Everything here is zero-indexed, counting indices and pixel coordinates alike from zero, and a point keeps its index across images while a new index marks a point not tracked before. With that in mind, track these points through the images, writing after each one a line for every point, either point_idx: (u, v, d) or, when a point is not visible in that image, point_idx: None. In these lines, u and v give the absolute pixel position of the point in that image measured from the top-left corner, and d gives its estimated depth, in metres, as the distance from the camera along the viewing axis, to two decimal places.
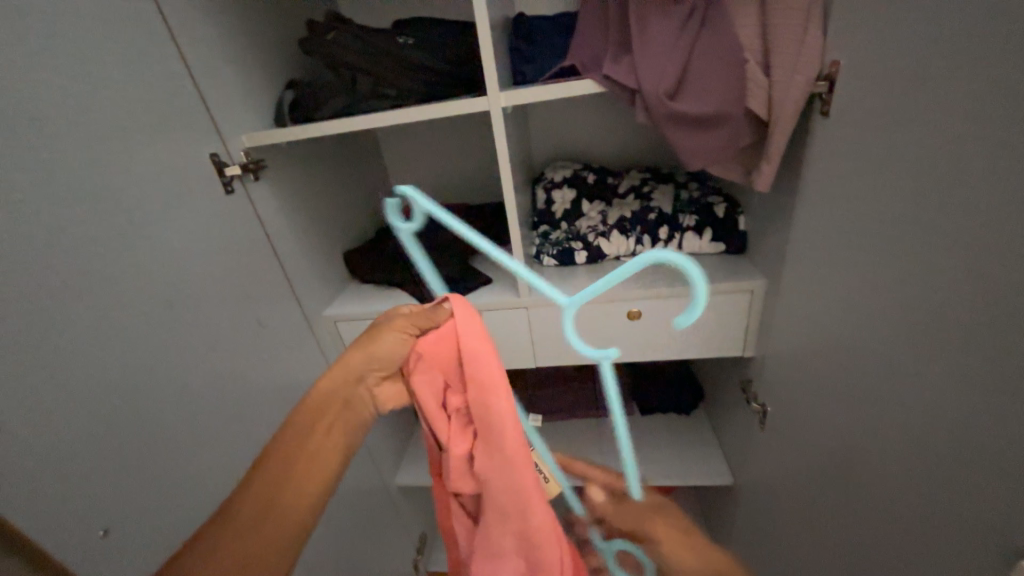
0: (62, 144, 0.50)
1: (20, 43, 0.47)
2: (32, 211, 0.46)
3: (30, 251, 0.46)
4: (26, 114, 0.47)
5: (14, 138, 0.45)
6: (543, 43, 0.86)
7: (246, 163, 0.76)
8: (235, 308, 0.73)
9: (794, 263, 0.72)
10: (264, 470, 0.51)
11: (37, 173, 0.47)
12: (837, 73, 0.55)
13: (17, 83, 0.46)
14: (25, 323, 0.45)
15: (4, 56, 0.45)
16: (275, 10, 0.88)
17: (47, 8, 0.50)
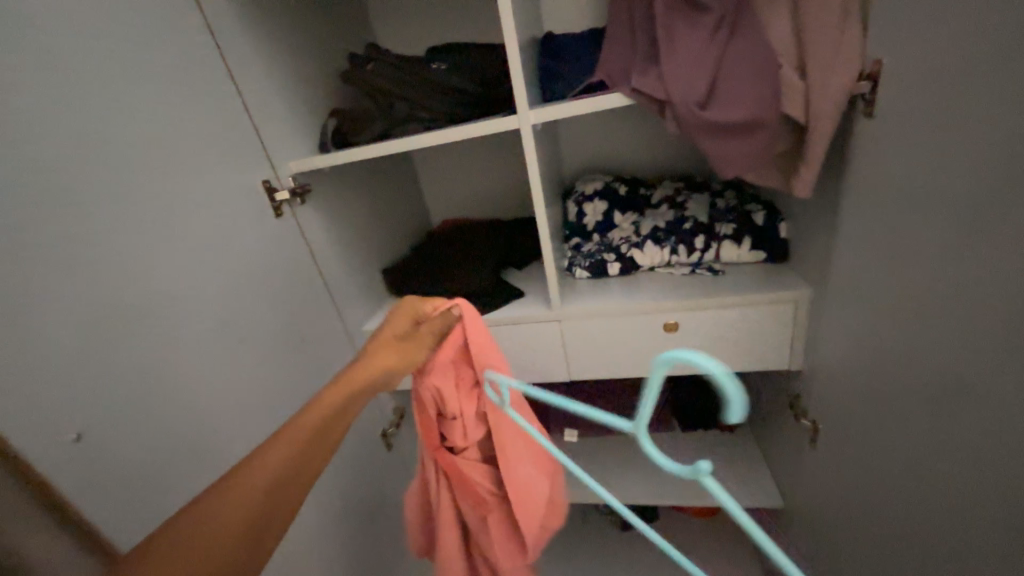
0: (137, 178, 0.56)
1: (104, 94, 0.53)
2: (110, 239, 0.52)
3: (108, 275, 0.51)
4: (107, 154, 0.53)
5: (97, 176, 0.52)
6: (571, 60, 0.88)
7: (294, 188, 0.82)
8: (282, 323, 0.77)
9: (841, 271, 0.68)
10: (282, 443, 0.46)
11: (115, 206, 0.53)
12: (879, 72, 0.53)
13: (100, 128, 0.53)
14: (103, 339, 0.50)
15: (91, 106, 0.52)
16: (320, 46, 0.95)
17: (126, 62, 0.57)
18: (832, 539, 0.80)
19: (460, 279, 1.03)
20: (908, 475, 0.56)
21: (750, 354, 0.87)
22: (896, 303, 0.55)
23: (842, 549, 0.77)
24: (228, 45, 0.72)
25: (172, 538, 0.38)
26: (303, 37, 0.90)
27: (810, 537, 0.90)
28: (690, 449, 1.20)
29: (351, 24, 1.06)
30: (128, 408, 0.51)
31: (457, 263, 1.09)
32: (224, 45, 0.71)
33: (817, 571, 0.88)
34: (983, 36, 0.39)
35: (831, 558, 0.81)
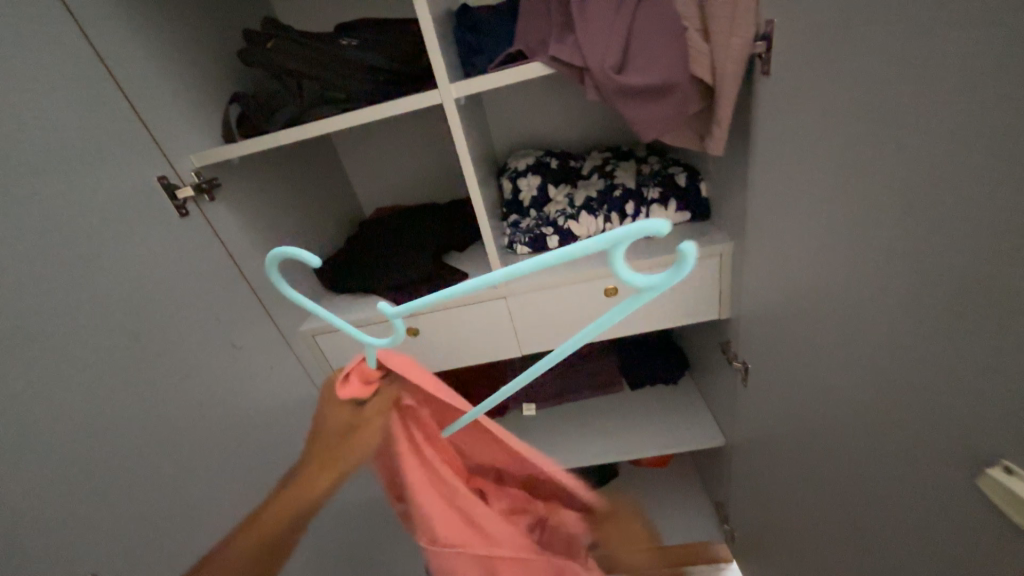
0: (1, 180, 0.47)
1: None
2: None
3: None
4: None
5: None
6: (489, 32, 0.86)
7: (199, 184, 0.74)
8: (206, 333, 0.71)
9: (756, 222, 0.74)
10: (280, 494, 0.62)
11: None
12: (772, 33, 0.56)
13: None
14: None
15: None
16: (210, 23, 0.85)
17: None
18: (767, 465, 0.89)
19: (402, 267, 1.00)
20: (824, 395, 0.63)
21: (686, 308, 0.93)
22: (803, 245, 0.61)
23: (775, 472, 0.86)
24: (92, 18, 0.62)
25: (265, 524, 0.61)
26: (187, 13, 0.80)
27: (749, 467, 0.99)
28: (640, 405, 1.27)
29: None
30: (26, 450, 0.45)
31: (395, 251, 1.05)
32: (87, 18, 0.61)
33: (757, 495, 0.98)
34: None
35: (767, 481, 0.91)
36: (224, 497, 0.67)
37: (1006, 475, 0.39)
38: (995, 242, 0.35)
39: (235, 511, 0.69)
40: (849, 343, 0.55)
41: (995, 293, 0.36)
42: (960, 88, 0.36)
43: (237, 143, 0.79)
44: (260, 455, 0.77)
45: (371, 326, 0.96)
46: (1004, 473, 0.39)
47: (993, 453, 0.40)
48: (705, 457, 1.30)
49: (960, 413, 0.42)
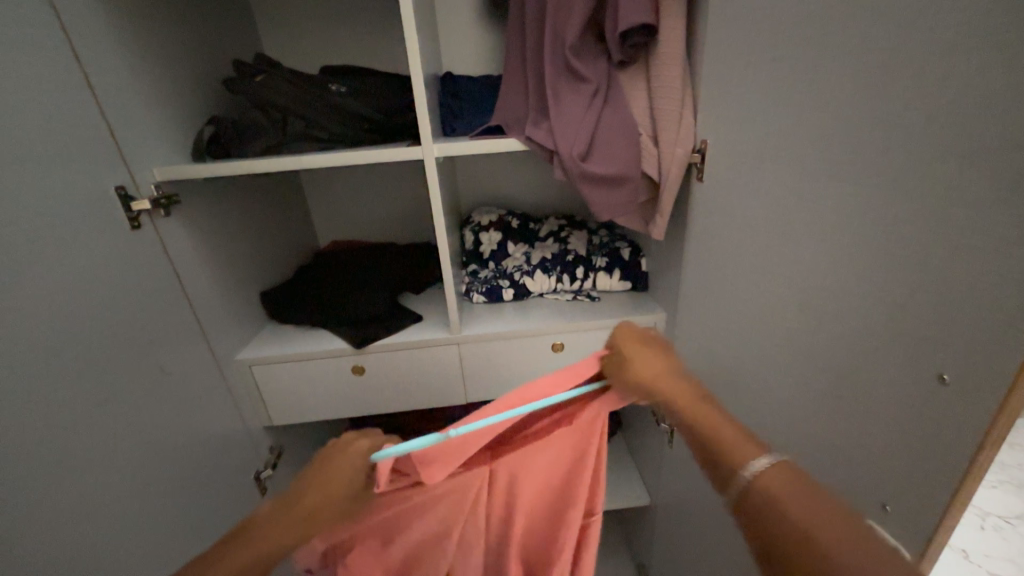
0: None
1: None
2: None
3: None
4: None
5: None
6: (470, 102, 0.96)
7: (157, 198, 0.72)
8: (137, 354, 0.65)
9: (686, 300, 0.85)
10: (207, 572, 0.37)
11: None
12: (706, 149, 0.69)
13: None
14: None
15: None
16: (197, 46, 0.86)
17: None
18: (687, 525, 0.95)
19: (356, 303, 0.99)
20: None
21: None
22: (724, 324, 0.71)
23: (695, 532, 0.92)
24: (80, 25, 0.62)
25: None
26: (176, 34, 0.81)
27: (671, 527, 1.05)
28: None
29: (234, 24, 0.98)
30: None
31: (351, 286, 1.05)
32: (74, 23, 0.61)
33: (677, 555, 1.02)
34: (770, 135, 0.56)
35: (686, 541, 0.96)
36: (130, 541, 0.59)
37: (750, 483, 0.36)
38: (863, 340, 0.46)
39: (140, 559, 0.61)
40: (756, 412, 0.64)
41: (863, 379, 0.46)
42: (836, 222, 0.48)
43: (206, 163, 0.78)
44: (175, 494, 0.69)
45: (315, 360, 0.93)
46: (775, 469, 0.36)
47: (862, 514, 0.48)
48: (630, 517, 1.34)
49: (839, 478, 0.51)
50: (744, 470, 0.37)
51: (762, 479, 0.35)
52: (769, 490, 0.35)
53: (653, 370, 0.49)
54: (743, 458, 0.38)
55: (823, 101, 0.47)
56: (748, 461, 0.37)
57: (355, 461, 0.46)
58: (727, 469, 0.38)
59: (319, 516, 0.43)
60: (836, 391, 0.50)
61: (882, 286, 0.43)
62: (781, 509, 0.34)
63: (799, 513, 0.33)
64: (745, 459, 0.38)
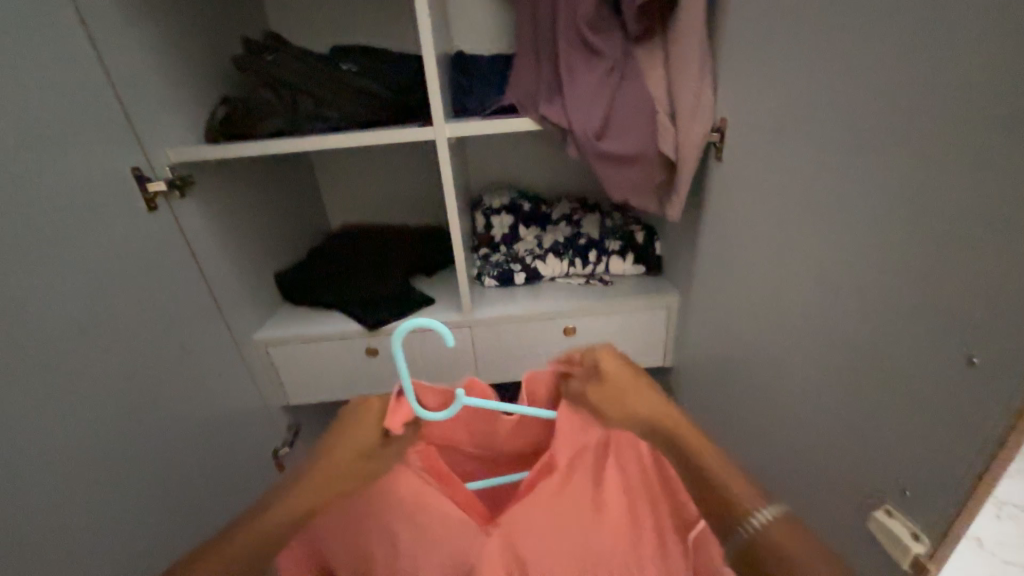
0: None
1: None
2: None
3: None
4: None
5: None
6: (481, 81, 0.94)
7: (172, 180, 0.72)
8: (156, 333, 0.67)
9: (702, 283, 0.83)
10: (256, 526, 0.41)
11: None
12: (725, 127, 0.67)
13: None
14: None
15: None
16: (208, 26, 0.86)
17: None
18: None
19: (368, 286, 1.00)
20: (748, 441, 0.70)
21: (634, 353, 1.01)
22: (741, 308, 0.70)
23: None
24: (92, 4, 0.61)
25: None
26: (188, 14, 0.80)
27: None
28: None
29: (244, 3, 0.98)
30: None
31: (363, 269, 1.05)
32: (86, 0, 0.60)
33: None
34: (794, 109, 0.53)
35: None
36: (152, 511, 0.62)
37: (755, 534, 0.39)
38: (886, 321, 0.45)
39: (161, 528, 0.63)
40: (773, 397, 0.63)
41: (884, 363, 0.45)
42: (862, 200, 0.46)
43: (219, 144, 0.78)
44: (195, 468, 0.71)
45: (328, 342, 0.95)
46: (776, 521, 0.39)
47: (878, 497, 0.47)
48: None
49: (855, 462, 0.50)
50: (745, 521, 0.40)
51: (765, 534, 0.39)
52: (774, 539, 0.39)
53: (625, 408, 0.48)
54: (743, 509, 0.41)
55: (849, 72, 0.45)
56: (748, 513, 0.40)
57: (374, 417, 0.48)
58: (730, 519, 0.41)
59: (347, 476, 0.45)
60: (856, 374, 0.49)
61: (909, 266, 0.42)
62: (781, 561, 0.38)
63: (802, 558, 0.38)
64: (749, 508, 0.40)
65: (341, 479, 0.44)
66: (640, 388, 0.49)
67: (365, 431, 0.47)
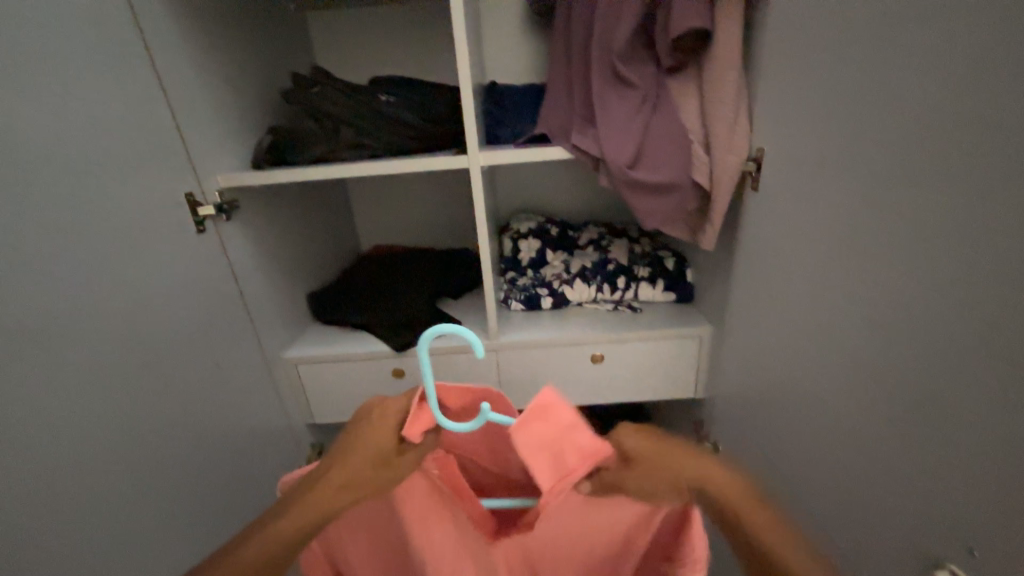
0: (53, 180, 0.49)
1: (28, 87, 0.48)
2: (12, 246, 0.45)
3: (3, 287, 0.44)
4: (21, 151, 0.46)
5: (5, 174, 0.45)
6: (514, 111, 0.96)
7: (221, 204, 0.76)
8: (196, 349, 0.70)
9: (736, 313, 0.81)
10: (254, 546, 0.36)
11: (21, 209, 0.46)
12: (762, 158, 0.67)
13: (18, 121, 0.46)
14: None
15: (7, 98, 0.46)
16: (261, 62, 0.92)
17: (56, 53, 0.51)
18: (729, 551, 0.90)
19: (397, 308, 1.01)
20: (789, 482, 0.66)
21: (664, 383, 0.98)
22: (778, 340, 0.67)
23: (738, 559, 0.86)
24: (161, 45, 0.67)
25: None
26: (243, 52, 0.87)
27: None
28: None
29: (294, 42, 1.05)
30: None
31: (392, 290, 1.07)
32: (156, 42, 0.66)
33: None
34: (834, 143, 0.53)
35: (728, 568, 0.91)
36: (181, 526, 0.63)
37: None
38: (941, 364, 0.42)
39: (188, 544, 0.64)
40: (814, 438, 0.60)
41: (943, 407, 0.42)
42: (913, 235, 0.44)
43: (264, 171, 0.82)
44: (223, 484, 0.73)
45: (356, 362, 0.96)
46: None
47: (938, 555, 0.44)
48: None
49: (910, 513, 0.46)
50: None
51: None
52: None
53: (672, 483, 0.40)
54: None
55: (892, 107, 0.45)
56: None
57: (390, 422, 0.43)
58: None
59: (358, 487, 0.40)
60: (911, 418, 0.46)
61: (967, 306, 0.39)
62: None
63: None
64: None
65: (350, 494, 0.39)
66: (682, 456, 0.40)
67: (382, 435, 0.42)
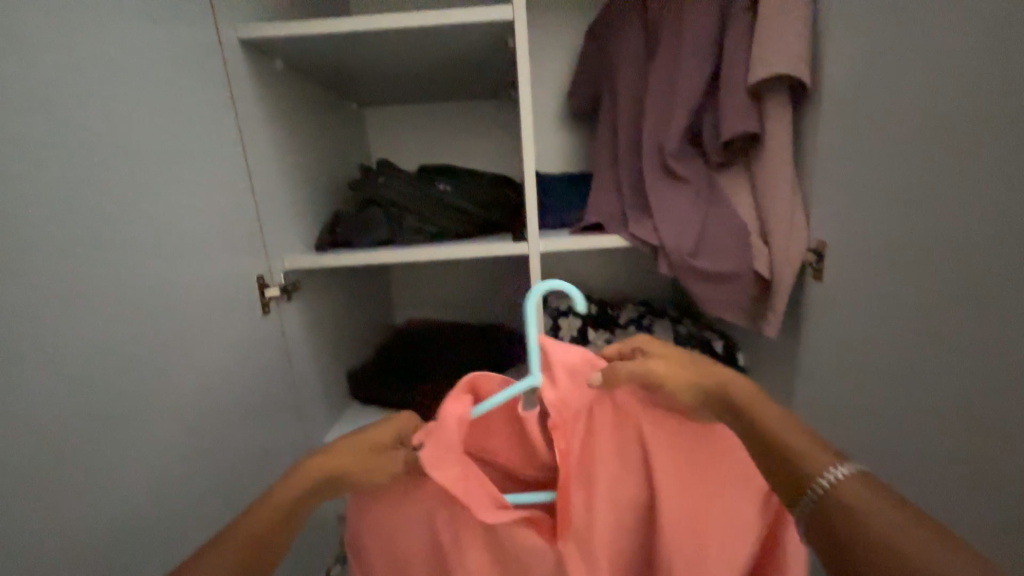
0: (146, 269, 0.51)
1: (140, 187, 0.51)
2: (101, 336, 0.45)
3: (85, 377, 0.43)
4: (123, 244, 0.49)
5: (105, 266, 0.46)
6: (561, 198, 1.02)
7: (285, 286, 0.78)
8: (246, 434, 0.67)
9: (802, 402, 0.78)
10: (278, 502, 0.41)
11: (114, 299, 0.47)
12: (824, 250, 0.68)
13: (125, 218, 0.49)
14: (60, 463, 0.40)
15: (120, 197, 0.49)
16: (332, 153, 1.00)
17: (166, 156, 0.56)
18: None
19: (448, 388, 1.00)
20: None
21: None
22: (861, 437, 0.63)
23: None
24: (252, 143, 0.73)
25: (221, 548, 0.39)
26: (318, 145, 0.94)
27: None
28: None
29: (356, 137, 1.14)
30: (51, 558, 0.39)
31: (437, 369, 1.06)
32: (248, 140, 0.72)
33: None
34: (906, 242, 0.54)
35: None
36: None
37: (828, 491, 0.38)
38: None
39: None
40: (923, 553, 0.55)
41: None
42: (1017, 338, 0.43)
43: (326, 254, 0.85)
44: None
45: None
46: (855, 479, 0.38)
47: None
48: None
49: None
50: (819, 478, 0.39)
51: (840, 489, 0.38)
52: (843, 502, 0.37)
53: (679, 389, 0.47)
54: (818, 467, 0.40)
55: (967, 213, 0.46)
56: (823, 469, 0.39)
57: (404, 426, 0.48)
58: (801, 476, 0.40)
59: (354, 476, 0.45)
60: None
61: None
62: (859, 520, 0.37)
63: (887, 535, 0.35)
64: (824, 465, 0.40)
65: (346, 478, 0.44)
66: (695, 364, 0.48)
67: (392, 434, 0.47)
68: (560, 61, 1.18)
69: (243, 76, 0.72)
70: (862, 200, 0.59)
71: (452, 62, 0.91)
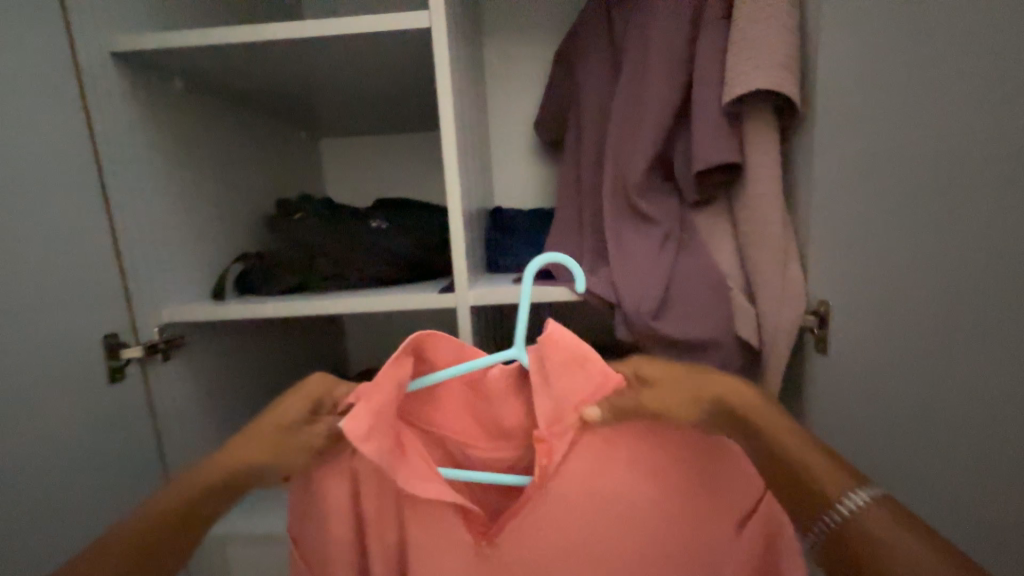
0: None
1: None
2: None
3: None
4: None
5: None
6: (520, 237, 0.88)
7: (156, 344, 0.63)
8: (65, 551, 0.50)
9: None
10: (185, 495, 0.37)
11: None
12: (828, 313, 0.53)
13: None
14: None
15: None
16: (255, 186, 0.88)
17: None
18: None
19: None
20: None
21: None
22: None
23: None
24: (122, 173, 0.61)
25: (109, 540, 0.36)
26: (235, 178, 0.83)
27: None
28: None
29: (296, 165, 1.03)
30: None
31: None
32: (116, 170, 0.60)
33: None
34: None
35: None
36: None
37: (845, 517, 0.35)
38: None
39: None
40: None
41: None
42: None
43: (219, 303, 0.70)
44: None
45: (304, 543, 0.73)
46: (879, 507, 0.35)
47: None
48: None
49: None
50: (835, 504, 0.36)
51: (865, 520, 0.34)
52: (863, 534, 0.34)
53: (679, 395, 0.40)
54: (826, 496, 0.36)
55: None
56: (843, 494, 0.36)
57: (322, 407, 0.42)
58: (809, 501, 0.36)
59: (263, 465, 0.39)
60: None
61: None
62: (879, 547, 0.33)
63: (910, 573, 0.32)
64: (835, 495, 0.36)
65: (258, 465, 0.39)
66: (698, 373, 0.42)
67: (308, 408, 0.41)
68: (525, 84, 1.07)
69: (117, 93, 0.61)
70: (902, 249, 0.45)
71: (385, 83, 0.80)
